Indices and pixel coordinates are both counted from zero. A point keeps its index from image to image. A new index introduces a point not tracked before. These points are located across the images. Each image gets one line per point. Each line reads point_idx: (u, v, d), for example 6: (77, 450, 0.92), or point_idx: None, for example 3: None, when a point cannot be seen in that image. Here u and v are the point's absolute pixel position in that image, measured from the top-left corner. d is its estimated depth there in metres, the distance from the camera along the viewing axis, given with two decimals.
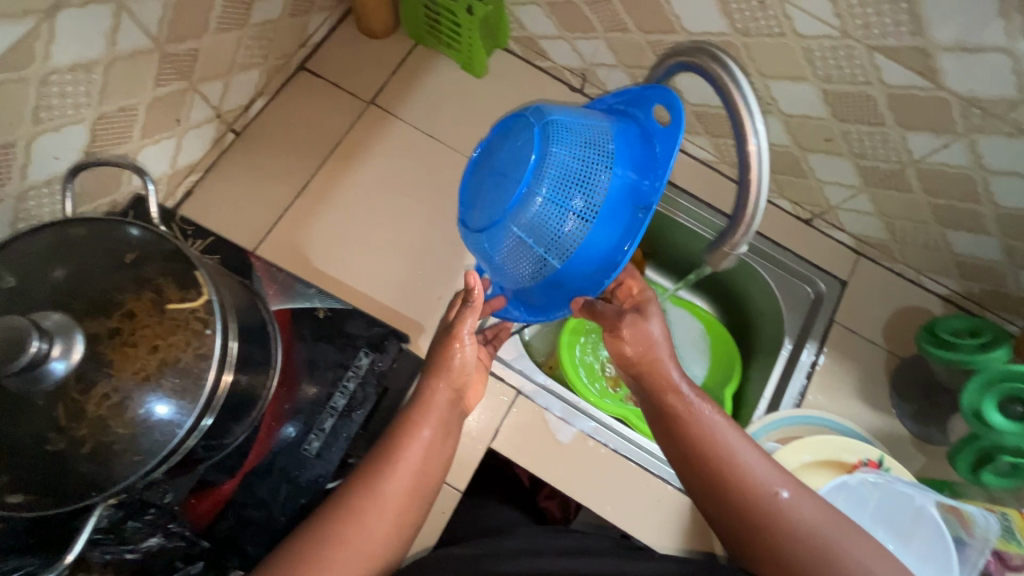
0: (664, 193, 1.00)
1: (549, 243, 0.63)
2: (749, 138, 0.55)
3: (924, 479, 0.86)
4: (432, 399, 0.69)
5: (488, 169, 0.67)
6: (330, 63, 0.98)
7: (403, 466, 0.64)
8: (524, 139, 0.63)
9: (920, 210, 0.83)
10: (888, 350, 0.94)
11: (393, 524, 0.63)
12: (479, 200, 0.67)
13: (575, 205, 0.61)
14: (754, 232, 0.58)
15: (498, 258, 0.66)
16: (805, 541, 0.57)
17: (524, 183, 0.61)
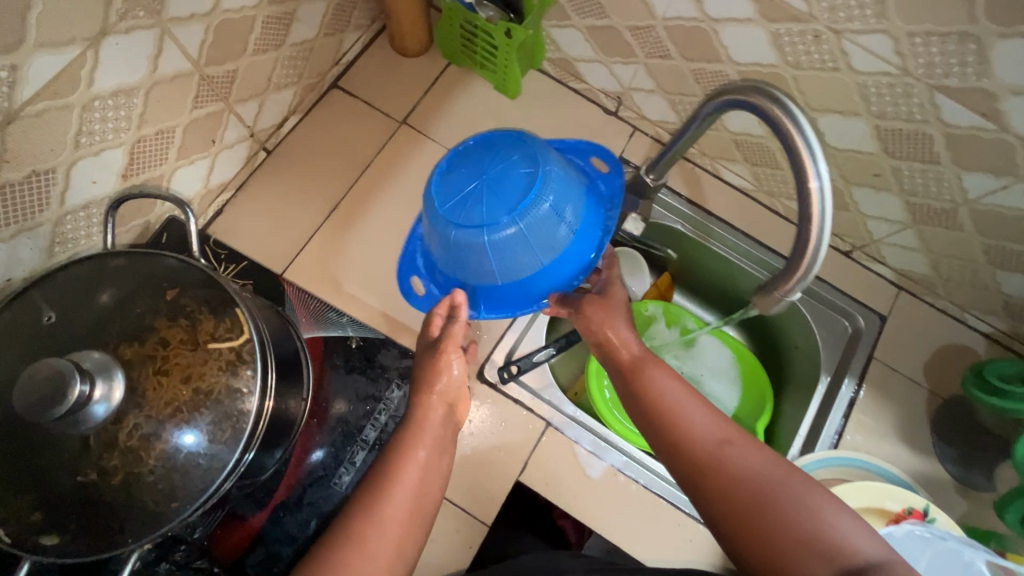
0: (699, 221, 0.97)
1: (543, 246, 0.69)
2: (811, 180, 0.52)
3: (967, 527, 0.83)
4: (424, 416, 0.68)
5: (468, 171, 0.68)
6: (364, 81, 0.97)
7: (400, 490, 0.61)
8: (516, 149, 0.68)
9: (970, 248, 0.80)
10: (929, 390, 0.91)
11: (394, 552, 0.58)
12: (467, 199, 0.67)
13: (566, 215, 0.69)
14: (810, 277, 0.56)
15: (489, 259, 0.69)
16: (757, 489, 0.54)
17: (533, 191, 0.66)
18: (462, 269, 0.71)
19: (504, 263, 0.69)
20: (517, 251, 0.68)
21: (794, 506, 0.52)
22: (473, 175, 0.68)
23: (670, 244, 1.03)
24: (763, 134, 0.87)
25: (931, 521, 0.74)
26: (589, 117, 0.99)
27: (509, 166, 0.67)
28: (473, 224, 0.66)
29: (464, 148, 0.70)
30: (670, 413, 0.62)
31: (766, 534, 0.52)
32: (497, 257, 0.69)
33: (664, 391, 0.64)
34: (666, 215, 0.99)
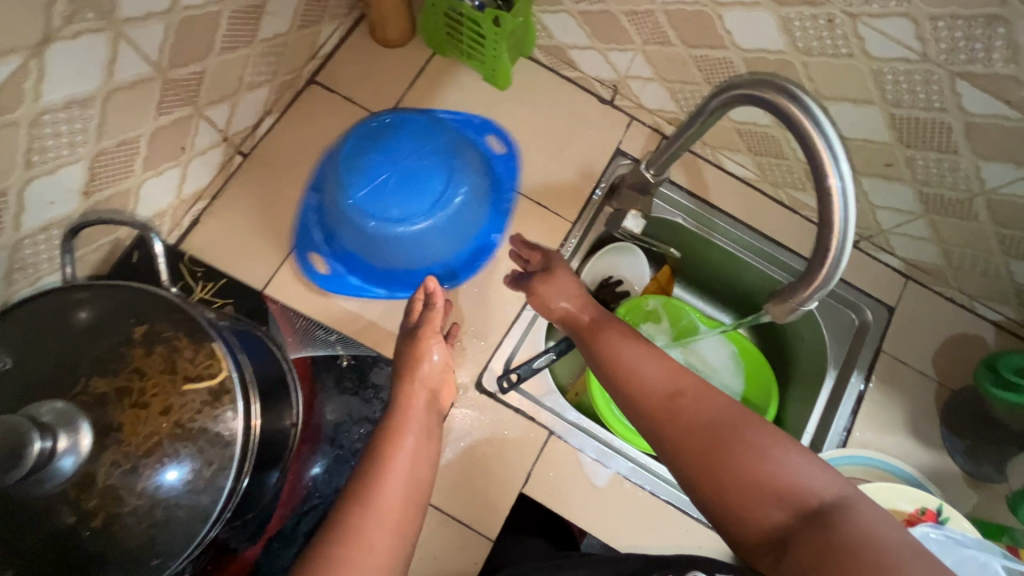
0: (700, 213, 0.93)
1: (453, 233, 0.80)
2: (831, 183, 0.49)
3: (977, 521, 0.81)
4: (407, 403, 0.67)
5: (383, 163, 0.76)
6: (345, 76, 0.91)
7: (393, 475, 0.60)
8: (429, 143, 0.78)
9: (984, 239, 0.77)
10: (938, 382, 0.89)
11: (392, 541, 0.56)
12: (385, 191, 0.75)
13: (472, 206, 0.80)
14: (831, 286, 0.52)
15: (405, 247, 0.77)
16: (708, 434, 0.54)
17: (444, 185, 0.77)
18: (377, 258, 0.78)
19: (419, 250, 0.78)
20: (434, 238, 0.78)
21: (743, 448, 0.52)
22: (387, 168, 0.76)
23: (670, 238, 0.99)
24: (768, 122, 0.83)
25: (944, 521, 0.72)
26: (584, 106, 0.95)
27: (421, 161, 0.77)
28: (393, 215, 0.75)
29: (378, 137, 0.78)
30: (641, 383, 0.60)
31: (720, 479, 0.52)
32: (411, 247, 0.78)
33: (636, 364, 0.62)
34: (665, 210, 0.94)
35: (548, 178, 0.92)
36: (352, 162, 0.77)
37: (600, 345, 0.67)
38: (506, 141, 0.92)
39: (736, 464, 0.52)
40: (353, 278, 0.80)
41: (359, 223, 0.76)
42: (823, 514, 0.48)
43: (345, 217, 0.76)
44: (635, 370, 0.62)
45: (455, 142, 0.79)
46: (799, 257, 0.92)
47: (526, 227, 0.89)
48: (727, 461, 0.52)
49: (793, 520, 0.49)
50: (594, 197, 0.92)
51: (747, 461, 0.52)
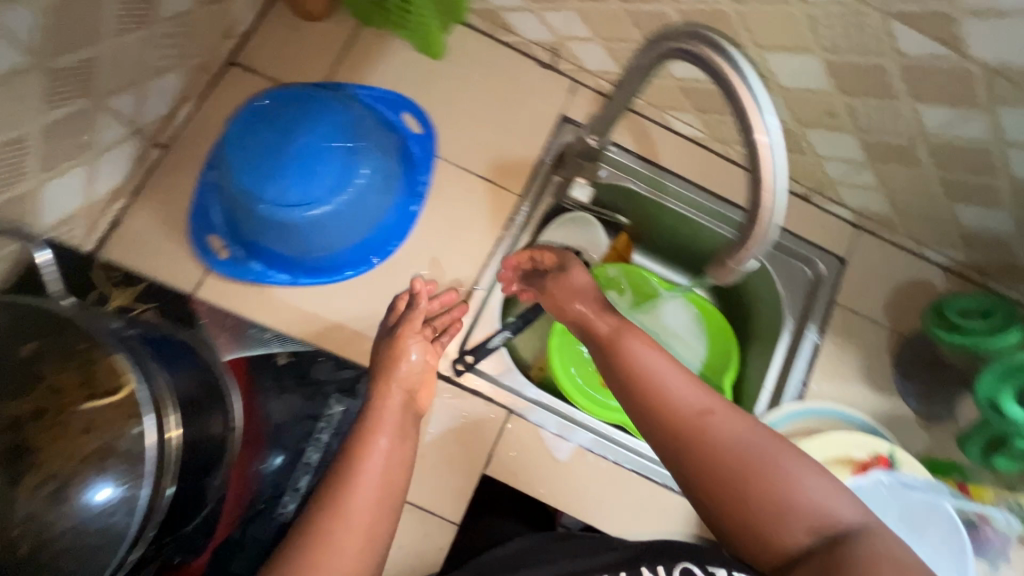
0: (649, 176, 0.91)
1: (359, 218, 0.75)
2: (759, 137, 0.47)
3: (928, 460, 0.83)
4: (382, 404, 0.67)
5: (274, 146, 0.71)
6: (267, 56, 0.85)
7: (364, 480, 0.61)
8: (325, 122, 0.73)
9: (927, 185, 0.77)
10: (890, 329, 0.90)
11: (363, 543, 0.58)
12: (277, 177, 0.70)
13: (379, 188, 0.76)
14: (770, 244, 0.51)
15: (306, 234, 0.73)
16: (738, 456, 0.53)
17: (343, 169, 0.72)
18: (280, 243, 0.74)
19: (320, 236, 0.74)
20: (337, 224, 0.73)
21: (775, 474, 0.52)
22: (278, 149, 0.70)
23: (623, 204, 0.96)
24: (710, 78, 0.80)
25: (896, 465, 0.73)
26: (524, 72, 0.91)
27: (317, 139, 0.71)
28: (287, 201, 0.70)
29: (272, 118, 0.72)
30: (665, 401, 0.58)
31: (749, 502, 0.52)
32: (313, 232, 0.73)
33: (664, 382, 0.59)
34: (617, 175, 0.91)
35: (492, 150, 0.88)
36: (244, 142, 0.71)
37: (621, 352, 0.64)
38: (423, 119, 0.87)
39: (769, 487, 0.51)
40: (255, 264, 0.77)
41: (253, 207, 0.70)
42: (845, 536, 0.49)
43: (241, 200, 0.71)
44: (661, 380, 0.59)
45: (355, 120, 0.74)
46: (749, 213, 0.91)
47: (471, 203, 0.86)
48: (758, 484, 0.52)
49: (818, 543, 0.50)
50: (541, 167, 0.89)
51: (777, 482, 0.52)
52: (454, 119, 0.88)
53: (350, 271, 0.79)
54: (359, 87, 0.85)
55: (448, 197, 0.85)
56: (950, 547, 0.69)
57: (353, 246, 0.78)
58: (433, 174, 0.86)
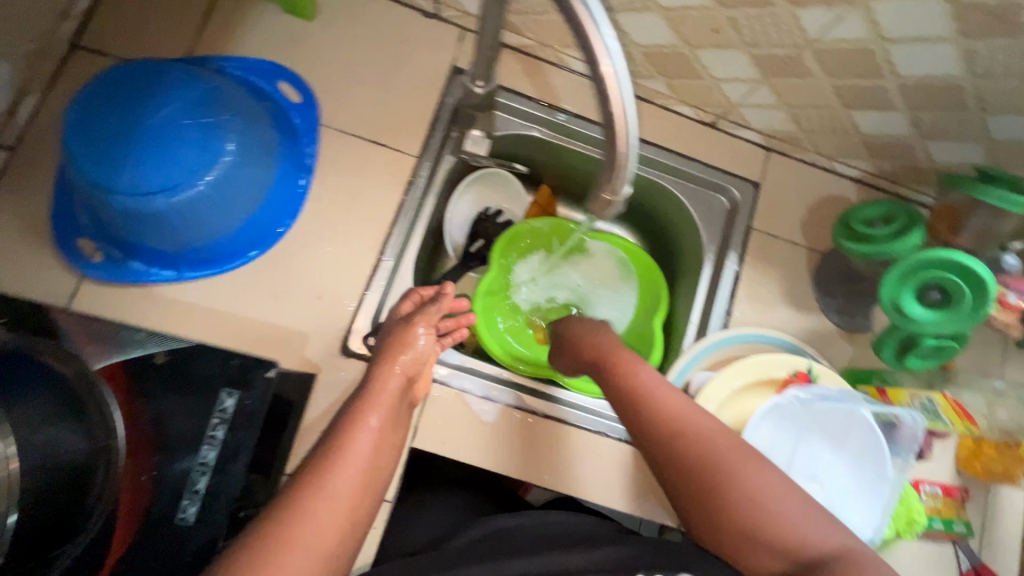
0: (552, 122, 0.87)
1: (233, 200, 0.70)
2: (602, 59, 0.43)
3: (851, 370, 0.84)
4: (382, 384, 0.60)
5: (121, 129, 0.64)
6: (118, 36, 0.78)
7: (349, 455, 0.52)
8: (177, 97, 0.66)
9: (823, 94, 0.75)
10: (808, 248, 0.89)
11: (344, 524, 0.49)
12: (128, 163, 0.64)
13: (252, 163, 0.70)
14: (635, 169, 0.49)
15: (175, 223, 0.67)
16: (709, 476, 0.55)
17: (205, 147, 0.66)
18: (150, 236, 0.69)
19: (191, 224, 0.68)
20: (208, 208, 0.68)
21: (743, 499, 0.53)
22: (127, 135, 0.64)
23: (532, 153, 0.94)
24: None
25: (814, 379, 0.74)
26: (406, 24, 0.85)
27: (171, 118, 0.65)
28: (143, 189, 0.64)
29: (115, 98, 0.65)
30: (655, 410, 0.59)
31: (722, 518, 0.54)
32: (183, 220, 0.67)
33: (655, 396, 0.60)
34: (517, 124, 0.88)
35: (381, 111, 0.83)
36: (86, 127, 0.65)
37: (618, 365, 0.64)
38: (301, 87, 0.81)
39: (745, 509, 0.53)
40: (135, 264, 0.72)
41: (109, 200, 0.65)
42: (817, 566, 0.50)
43: (94, 195, 0.65)
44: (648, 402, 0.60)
45: (212, 92, 0.68)
46: (659, 146, 0.89)
47: (365, 170, 0.81)
48: (730, 508, 0.54)
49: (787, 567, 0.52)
50: (438, 123, 0.84)
51: (749, 503, 0.53)
52: (336, 82, 0.82)
53: (255, 251, 0.75)
54: (224, 57, 0.78)
55: (339, 166, 0.80)
56: (870, 450, 0.70)
57: (238, 230, 0.73)
58: (322, 144, 0.80)
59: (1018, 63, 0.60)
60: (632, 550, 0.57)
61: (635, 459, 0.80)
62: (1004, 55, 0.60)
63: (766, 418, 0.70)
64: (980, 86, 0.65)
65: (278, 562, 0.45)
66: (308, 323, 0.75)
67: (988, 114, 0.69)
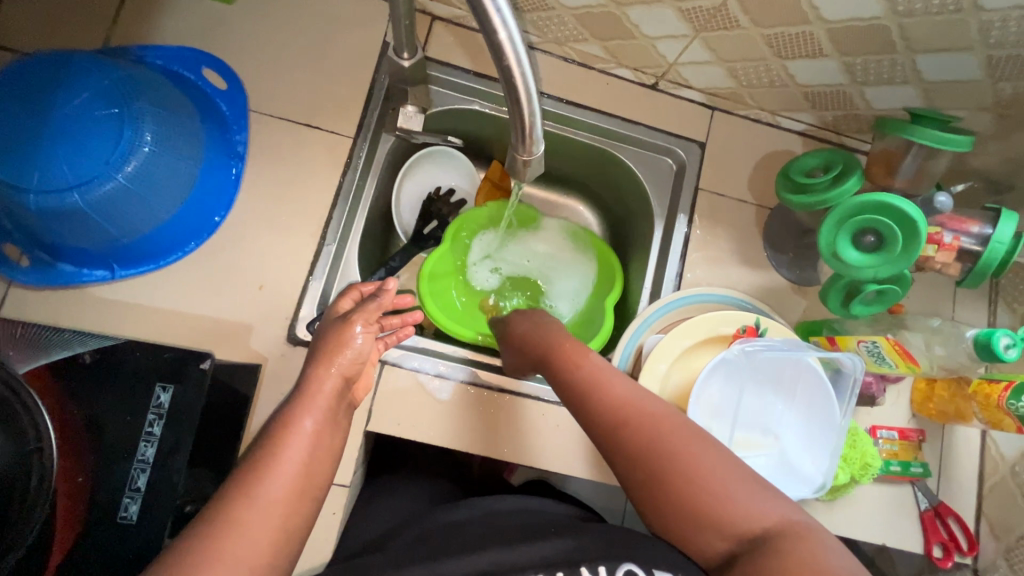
0: (490, 94, 0.86)
1: (157, 193, 0.68)
2: (495, 21, 0.41)
3: (804, 324, 0.85)
4: (316, 388, 0.54)
5: (29, 124, 0.62)
6: (28, 32, 0.75)
7: (284, 460, 0.48)
8: (86, 88, 0.64)
9: (755, 46, 0.74)
10: (757, 205, 0.89)
11: (279, 529, 0.46)
12: (38, 160, 0.61)
13: (175, 153, 0.69)
14: (541, 132, 0.52)
15: (96, 220, 0.65)
16: (651, 457, 0.52)
17: (121, 140, 0.64)
18: (73, 236, 0.67)
19: (116, 221, 0.66)
20: (130, 203, 0.66)
21: (684, 478, 0.51)
22: (34, 129, 0.62)
23: (475, 128, 0.92)
24: None
25: (762, 333, 0.75)
26: (333, 0, 0.83)
27: (81, 110, 0.63)
28: (56, 186, 0.62)
29: (19, 91, 0.63)
30: (601, 391, 0.57)
31: (669, 498, 0.51)
32: (105, 217, 0.65)
33: (600, 378, 0.59)
34: (457, 98, 0.86)
35: (312, 93, 0.81)
36: None
37: (565, 352, 0.64)
38: (226, 72, 0.79)
39: (692, 487, 0.50)
40: (65, 265, 0.70)
41: (23, 201, 0.62)
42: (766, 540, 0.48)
43: (6, 196, 0.63)
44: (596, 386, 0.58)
45: (126, 82, 0.66)
46: (601, 111, 0.88)
47: (299, 154, 0.79)
48: (675, 491, 0.51)
49: (736, 549, 0.49)
50: (372, 103, 0.82)
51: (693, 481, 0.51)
52: (263, 65, 0.80)
53: (194, 242, 0.74)
54: (143, 47, 0.76)
55: (273, 152, 0.78)
56: (818, 394, 0.71)
57: (169, 223, 0.71)
58: (253, 130, 0.78)
59: None
60: (579, 543, 0.56)
61: None
62: None
63: (712, 374, 0.70)
64: (905, 25, 0.65)
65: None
66: (250, 314, 0.73)
67: (917, 53, 0.68)
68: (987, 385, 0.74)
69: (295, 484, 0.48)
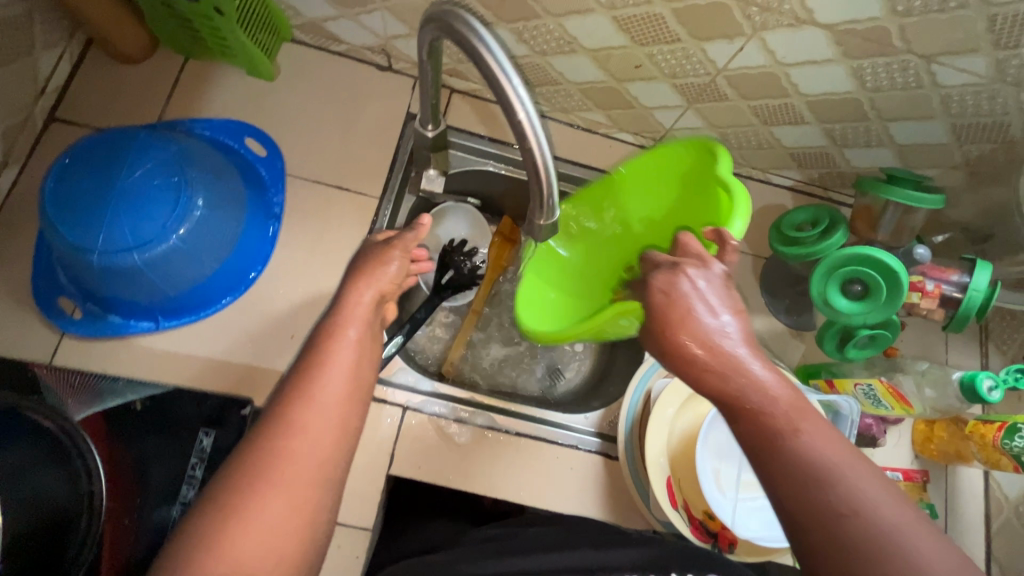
0: (502, 156, 0.94)
1: (204, 251, 0.75)
2: (516, 107, 0.50)
3: (805, 367, 0.89)
4: (355, 299, 0.58)
5: (98, 191, 0.70)
6: (91, 109, 0.84)
7: (334, 365, 0.51)
8: (149, 159, 0.72)
9: (743, 114, 0.82)
10: (753, 254, 0.95)
11: (337, 429, 0.49)
12: (105, 224, 0.69)
13: (222, 216, 0.76)
14: (557, 198, 0.58)
15: (148, 277, 0.72)
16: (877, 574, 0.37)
17: (175, 206, 0.71)
18: (126, 290, 0.73)
19: (165, 275, 0.73)
20: (180, 261, 0.73)
21: None
22: (101, 197, 0.69)
23: (487, 189, 0.98)
24: (526, 53, 0.81)
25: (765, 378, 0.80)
26: (362, 78, 0.93)
27: (143, 180, 0.71)
28: (118, 247, 0.69)
29: (92, 161, 0.71)
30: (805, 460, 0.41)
31: None
32: (157, 274, 0.72)
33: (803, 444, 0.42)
34: (473, 161, 0.94)
35: (341, 159, 0.89)
36: (59, 194, 0.70)
37: (748, 392, 0.45)
38: (266, 141, 0.87)
39: None
40: (113, 317, 0.76)
41: (86, 260, 0.69)
42: None
43: (71, 255, 0.69)
44: (801, 470, 0.41)
45: (184, 154, 0.74)
46: (604, 171, 0.95)
47: (329, 213, 0.86)
48: None
49: None
50: (396, 167, 0.90)
51: None
52: (299, 135, 0.89)
53: (228, 297, 0.80)
54: (196, 121, 0.85)
55: (305, 212, 0.86)
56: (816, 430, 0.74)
57: (211, 278, 0.77)
58: (288, 192, 0.86)
59: (900, 76, 0.68)
60: (661, 552, 0.63)
61: (607, 467, 0.83)
62: (888, 71, 0.68)
63: (717, 421, 0.74)
64: (875, 98, 0.73)
65: (277, 472, 0.45)
66: (283, 362, 0.79)
67: (888, 121, 0.76)
68: (982, 426, 0.78)
69: (346, 389, 0.51)
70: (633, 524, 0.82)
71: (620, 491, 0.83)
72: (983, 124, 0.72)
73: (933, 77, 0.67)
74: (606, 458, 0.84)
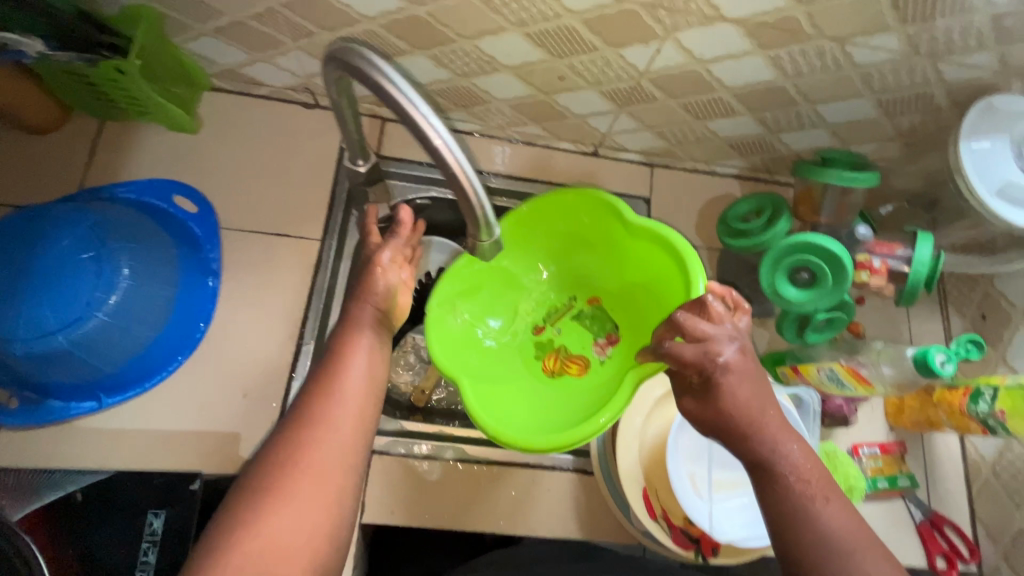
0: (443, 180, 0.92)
1: (138, 320, 0.72)
2: (430, 133, 0.48)
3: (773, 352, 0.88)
4: (355, 317, 0.62)
5: (13, 275, 0.66)
6: (9, 187, 0.81)
7: (348, 373, 0.58)
8: (66, 234, 0.69)
9: (675, 112, 0.81)
10: (707, 248, 0.95)
11: (354, 430, 0.55)
12: (23, 308, 0.65)
13: (152, 283, 0.74)
14: (493, 218, 0.56)
15: (80, 356, 0.69)
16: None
17: (98, 280, 0.69)
18: (59, 372, 0.70)
19: (99, 351, 0.70)
20: (112, 335, 0.70)
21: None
22: (16, 281, 0.66)
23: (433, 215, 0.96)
24: (449, 76, 0.79)
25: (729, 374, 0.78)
26: (290, 118, 0.90)
27: (60, 258, 0.68)
28: (40, 331, 0.66)
29: (10, 242, 0.68)
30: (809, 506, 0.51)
31: None
32: (89, 352, 0.69)
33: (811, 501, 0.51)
34: (416, 188, 0.92)
35: (277, 206, 0.86)
36: None
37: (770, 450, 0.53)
38: (196, 197, 0.84)
39: None
40: (53, 401, 0.73)
41: (8, 348, 0.66)
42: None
43: None
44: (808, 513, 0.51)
45: (105, 225, 0.71)
46: (548, 182, 0.94)
47: (270, 263, 0.84)
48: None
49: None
50: (336, 205, 0.88)
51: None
52: (230, 186, 0.86)
53: (181, 356, 0.77)
54: (119, 184, 0.82)
55: (244, 265, 0.83)
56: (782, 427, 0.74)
57: (151, 346, 0.75)
58: (224, 247, 0.83)
59: (818, 60, 0.68)
60: None
61: (584, 485, 0.82)
62: (805, 56, 0.67)
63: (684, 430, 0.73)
64: (799, 84, 0.72)
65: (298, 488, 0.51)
66: (238, 424, 0.76)
67: (817, 104, 0.76)
68: (948, 393, 0.77)
69: (362, 396, 0.58)
70: (618, 538, 0.81)
71: (601, 507, 0.81)
72: (908, 97, 0.73)
73: (849, 58, 0.67)
74: (581, 475, 0.82)
